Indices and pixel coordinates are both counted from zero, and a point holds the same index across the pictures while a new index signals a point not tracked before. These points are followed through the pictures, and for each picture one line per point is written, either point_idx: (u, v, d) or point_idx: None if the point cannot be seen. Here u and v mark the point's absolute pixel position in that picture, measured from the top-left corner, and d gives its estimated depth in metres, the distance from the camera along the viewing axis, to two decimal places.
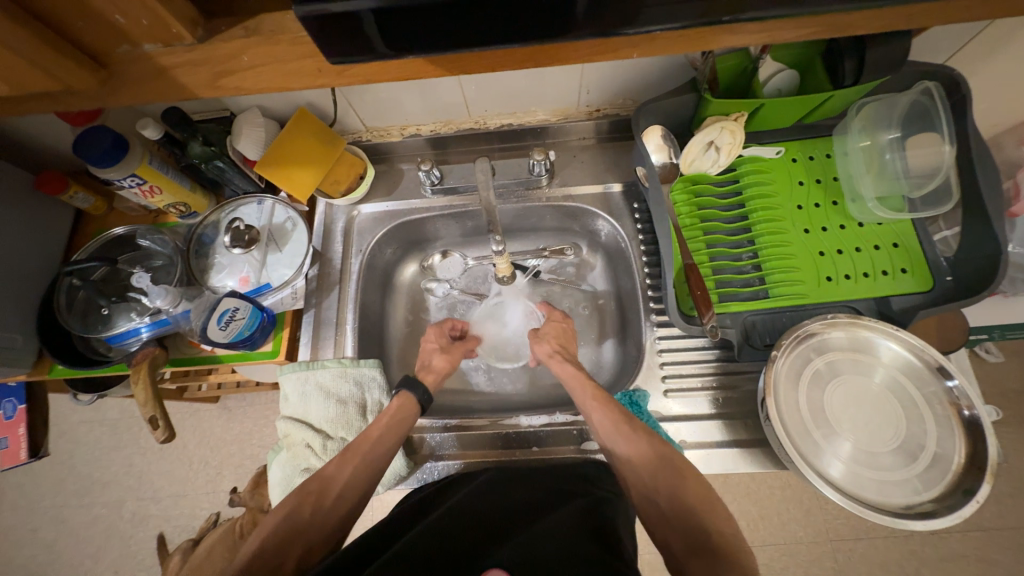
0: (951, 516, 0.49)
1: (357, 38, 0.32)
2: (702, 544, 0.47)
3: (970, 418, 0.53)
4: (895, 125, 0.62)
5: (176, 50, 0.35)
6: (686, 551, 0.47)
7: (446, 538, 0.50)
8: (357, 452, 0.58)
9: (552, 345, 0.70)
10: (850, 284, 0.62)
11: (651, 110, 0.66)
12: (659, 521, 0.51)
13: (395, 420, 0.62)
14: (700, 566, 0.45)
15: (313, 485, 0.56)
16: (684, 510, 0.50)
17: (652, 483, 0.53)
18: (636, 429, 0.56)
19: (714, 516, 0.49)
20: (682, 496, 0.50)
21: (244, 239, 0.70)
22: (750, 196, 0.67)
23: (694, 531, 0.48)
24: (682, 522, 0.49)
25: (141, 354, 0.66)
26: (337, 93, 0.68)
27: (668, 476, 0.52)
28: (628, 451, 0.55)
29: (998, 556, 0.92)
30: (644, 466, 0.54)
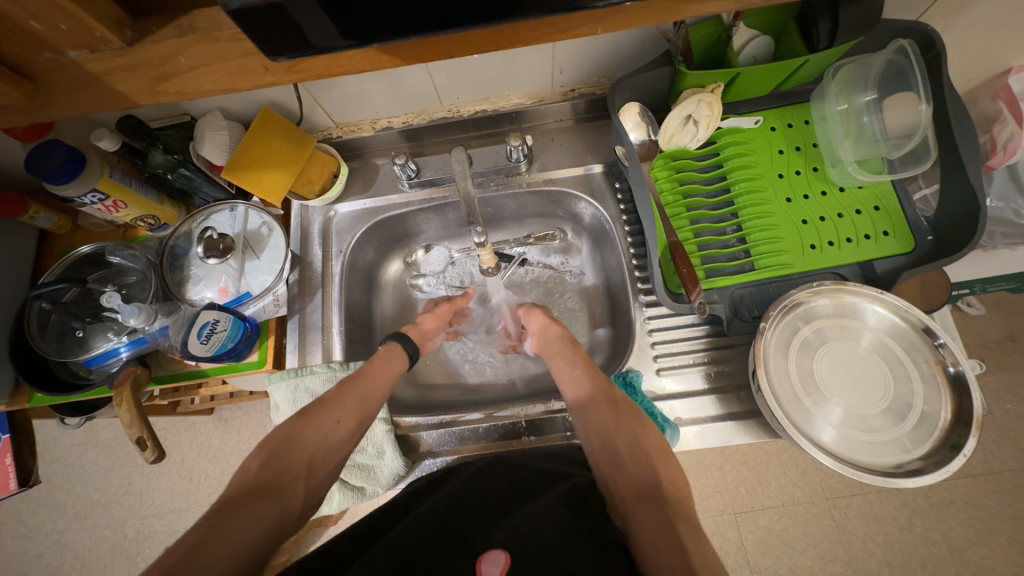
0: (940, 471, 0.50)
1: (297, 31, 0.31)
2: (653, 490, 0.49)
3: (955, 374, 0.54)
4: (871, 87, 0.62)
5: (104, 55, 0.35)
6: (635, 498, 0.49)
7: (401, 551, 0.46)
8: (356, 383, 0.60)
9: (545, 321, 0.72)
10: (834, 251, 0.62)
11: (626, 87, 0.64)
12: (613, 468, 0.53)
13: (385, 361, 0.64)
14: (651, 508, 0.47)
15: (309, 411, 0.55)
16: (643, 457, 0.52)
17: (614, 428, 0.56)
18: (598, 390, 0.60)
19: (669, 469, 0.52)
20: (641, 446, 0.53)
21: (219, 247, 0.67)
22: (731, 168, 0.66)
23: (647, 477, 0.50)
24: (637, 471, 0.51)
25: (122, 374, 0.64)
26: (301, 89, 0.66)
27: (630, 425, 0.56)
28: (594, 403, 0.58)
29: (986, 500, 0.95)
30: (608, 412, 0.57)
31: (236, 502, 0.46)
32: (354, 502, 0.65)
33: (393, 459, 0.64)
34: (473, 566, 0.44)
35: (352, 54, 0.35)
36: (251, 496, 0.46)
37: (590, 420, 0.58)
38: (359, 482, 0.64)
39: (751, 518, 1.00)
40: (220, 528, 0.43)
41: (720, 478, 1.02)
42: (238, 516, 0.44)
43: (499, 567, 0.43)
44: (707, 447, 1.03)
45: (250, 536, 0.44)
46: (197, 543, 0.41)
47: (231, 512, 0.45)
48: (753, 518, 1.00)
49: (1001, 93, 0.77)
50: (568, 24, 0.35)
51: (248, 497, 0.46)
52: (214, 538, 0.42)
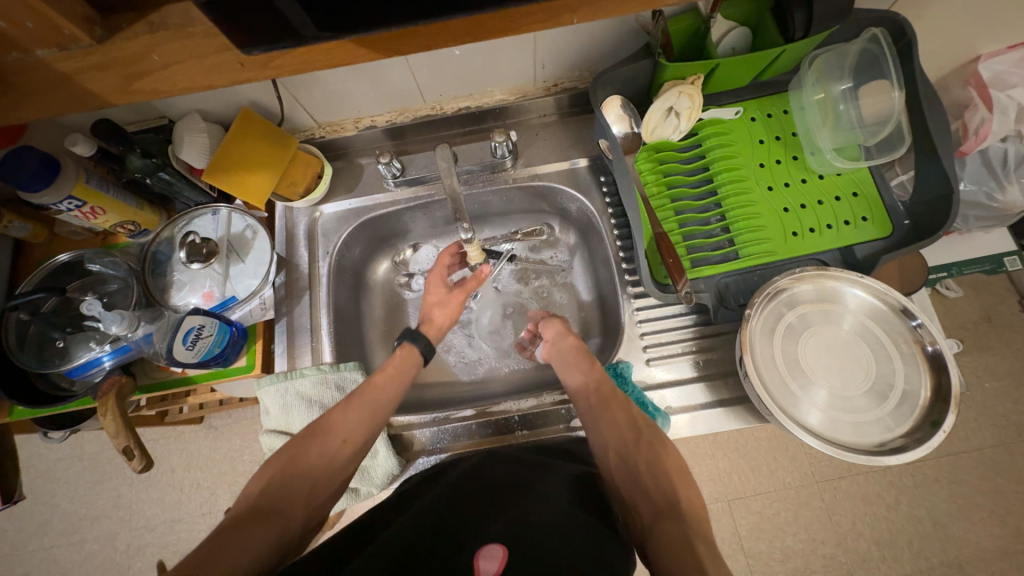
0: (922, 447, 0.52)
1: (270, 24, 0.30)
2: (672, 507, 0.48)
3: (934, 353, 0.55)
4: (846, 76, 0.63)
5: (74, 54, 0.34)
6: (653, 514, 0.48)
7: (403, 543, 0.46)
8: (367, 401, 0.58)
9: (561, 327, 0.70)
10: (815, 238, 0.63)
11: (608, 80, 0.65)
12: (631, 484, 0.52)
13: (400, 370, 0.63)
14: (670, 526, 0.46)
15: (313, 434, 0.55)
16: (660, 472, 0.52)
17: (632, 445, 0.55)
18: (615, 402, 0.59)
19: (687, 486, 0.51)
20: (658, 462, 0.53)
21: (202, 252, 0.66)
22: (714, 159, 0.67)
23: (666, 495, 0.50)
24: (656, 488, 0.50)
25: (107, 384, 0.64)
26: (280, 89, 0.65)
27: (650, 443, 0.54)
28: (612, 417, 0.57)
29: (967, 476, 0.98)
30: (626, 429, 0.56)
31: (237, 526, 0.47)
32: (348, 503, 0.64)
33: (387, 458, 0.63)
34: (472, 563, 0.44)
35: (329, 48, 0.35)
36: (253, 521, 0.47)
37: (606, 433, 0.57)
38: (353, 483, 0.64)
39: (743, 503, 1.02)
40: (221, 549, 0.44)
41: (713, 466, 1.04)
42: (235, 541, 0.45)
43: (496, 562, 0.44)
44: (699, 436, 1.05)
45: (248, 558, 0.44)
46: (195, 569, 0.42)
47: (231, 537, 0.45)
48: (745, 504, 1.01)
49: (971, 80, 0.79)
50: (545, 15, 0.35)
51: (248, 521, 0.47)
52: (213, 558, 0.42)
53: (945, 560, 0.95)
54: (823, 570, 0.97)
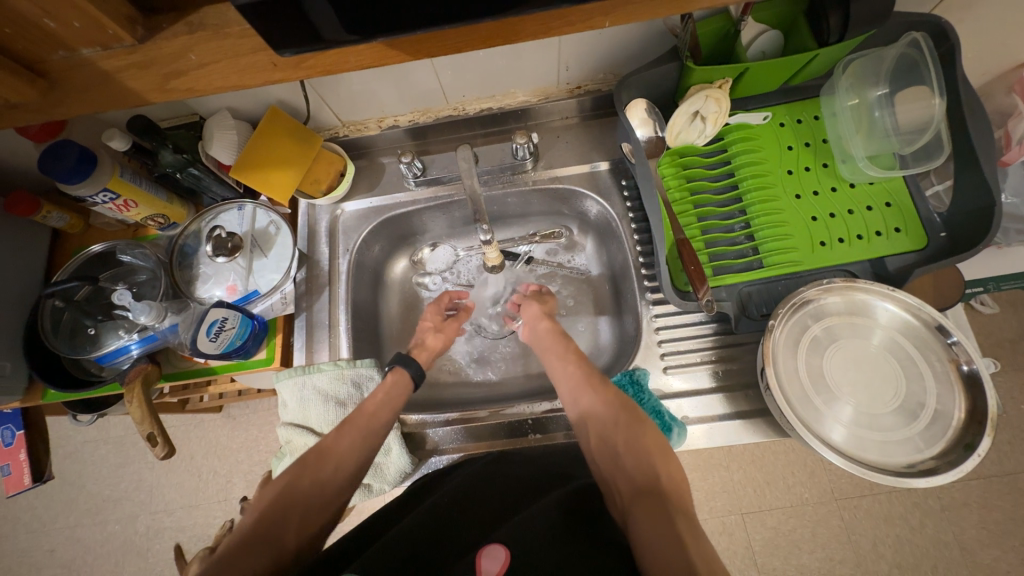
0: (954, 471, 0.49)
1: (304, 27, 0.31)
2: (652, 485, 0.49)
3: (969, 372, 0.53)
4: (882, 81, 0.61)
5: (116, 53, 0.35)
6: (634, 493, 0.49)
7: (405, 546, 0.46)
8: (356, 425, 0.57)
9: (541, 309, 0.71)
10: (844, 248, 0.61)
11: (633, 83, 0.64)
12: (612, 463, 0.53)
13: (391, 394, 0.61)
14: (648, 503, 0.47)
15: (305, 463, 0.53)
16: (642, 453, 0.51)
17: (614, 426, 0.54)
18: (595, 386, 0.59)
19: (666, 460, 0.51)
20: (638, 440, 0.52)
21: (228, 246, 0.69)
22: (739, 165, 0.66)
23: (647, 474, 0.50)
24: (636, 466, 0.51)
25: (134, 371, 0.65)
26: (308, 88, 0.66)
27: (629, 423, 0.54)
28: (596, 401, 0.57)
29: (998, 501, 0.94)
30: (608, 409, 0.56)
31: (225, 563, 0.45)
32: (360, 499, 0.65)
33: (399, 456, 0.64)
34: (473, 560, 0.44)
35: (358, 50, 0.36)
36: (245, 555, 0.46)
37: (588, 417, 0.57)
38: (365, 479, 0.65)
39: (758, 518, 0.99)
40: None
41: (727, 478, 1.02)
42: None
43: (498, 564, 0.43)
44: (714, 446, 1.03)
45: None
46: None
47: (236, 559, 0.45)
48: (760, 519, 0.99)
49: (1016, 87, 0.75)
50: (572, 19, 0.35)
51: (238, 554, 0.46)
52: None
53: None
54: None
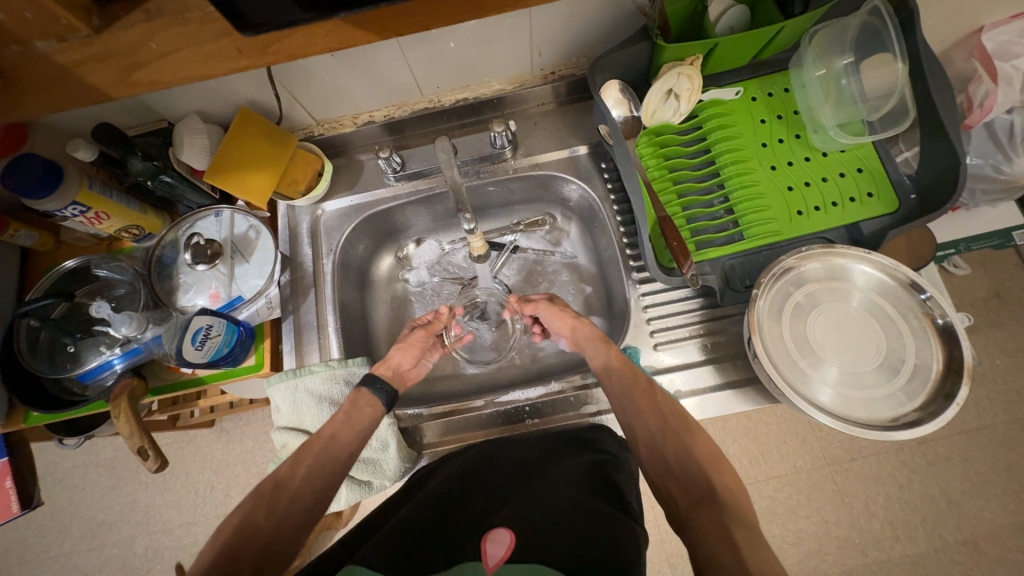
0: (936, 421, 0.51)
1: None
2: (706, 494, 0.48)
3: (944, 325, 0.55)
4: (848, 50, 0.62)
5: (72, 45, 0.35)
6: (691, 503, 0.48)
7: (405, 533, 0.49)
8: (312, 448, 0.55)
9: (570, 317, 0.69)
10: (820, 216, 0.63)
11: (605, 65, 0.64)
12: (661, 470, 0.52)
13: (354, 409, 0.60)
14: (706, 514, 0.46)
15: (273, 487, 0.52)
16: (692, 466, 0.50)
17: (661, 438, 0.53)
18: (637, 391, 0.57)
19: (722, 473, 0.50)
20: (689, 450, 0.51)
21: (207, 253, 0.67)
22: (715, 140, 0.67)
23: (703, 484, 0.48)
24: (690, 476, 0.50)
25: (118, 387, 0.64)
26: (279, 88, 0.65)
27: (677, 433, 0.53)
28: (637, 409, 0.56)
29: (980, 454, 0.98)
30: (653, 420, 0.55)
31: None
32: (361, 496, 0.64)
33: (398, 451, 0.63)
34: (479, 547, 0.47)
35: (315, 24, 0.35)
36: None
37: (634, 428, 0.56)
38: (365, 476, 0.64)
39: (755, 488, 1.02)
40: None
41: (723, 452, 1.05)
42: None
43: (503, 545, 0.46)
44: (708, 422, 1.05)
45: None
46: None
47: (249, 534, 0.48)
48: (757, 489, 1.02)
49: (976, 52, 0.78)
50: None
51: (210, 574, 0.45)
52: None
53: (960, 539, 0.95)
54: (837, 552, 0.97)
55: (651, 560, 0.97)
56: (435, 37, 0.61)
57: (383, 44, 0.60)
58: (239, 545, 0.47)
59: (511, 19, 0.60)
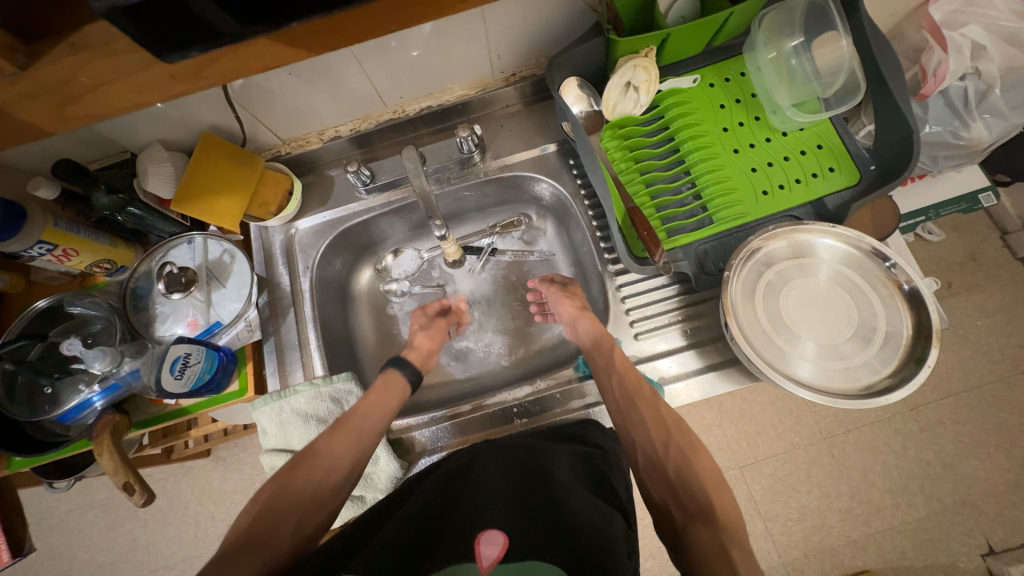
0: (909, 385, 0.52)
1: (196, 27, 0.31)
2: (705, 513, 0.48)
3: (910, 291, 0.57)
4: (797, 31, 0.64)
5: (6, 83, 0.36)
6: (687, 518, 0.48)
7: (395, 536, 0.48)
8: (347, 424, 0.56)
9: (576, 304, 0.69)
10: (785, 194, 0.64)
11: (561, 63, 0.64)
12: (658, 481, 0.52)
13: (385, 395, 0.61)
14: (704, 530, 0.46)
15: (299, 463, 0.52)
16: (692, 484, 0.50)
17: (662, 452, 0.53)
18: (642, 400, 0.57)
19: (722, 494, 0.50)
20: (691, 469, 0.51)
21: (181, 282, 0.67)
22: (677, 129, 0.67)
23: (701, 502, 0.49)
24: (688, 493, 0.49)
25: (100, 424, 0.63)
26: (239, 110, 0.65)
27: (680, 446, 0.53)
28: (640, 418, 0.55)
29: (970, 415, 1.00)
30: (655, 428, 0.54)
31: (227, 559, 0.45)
32: (355, 511, 0.64)
33: (388, 461, 0.63)
34: (473, 548, 0.46)
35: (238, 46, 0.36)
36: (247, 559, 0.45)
37: (634, 433, 0.55)
38: (358, 491, 0.64)
39: (755, 468, 1.03)
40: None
41: (721, 435, 1.06)
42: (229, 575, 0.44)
43: (497, 547, 0.46)
44: (704, 407, 1.07)
45: None
46: None
47: None
48: (757, 469, 1.03)
49: (924, 24, 0.81)
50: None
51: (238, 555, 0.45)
52: None
53: (959, 500, 0.96)
54: (840, 525, 0.99)
55: (659, 548, 0.97)
56: (391, 48, 0.61)
57: (340, 58, 0.60)
58: (263, 530, 0.47)
59: (464, 25, 0.60)
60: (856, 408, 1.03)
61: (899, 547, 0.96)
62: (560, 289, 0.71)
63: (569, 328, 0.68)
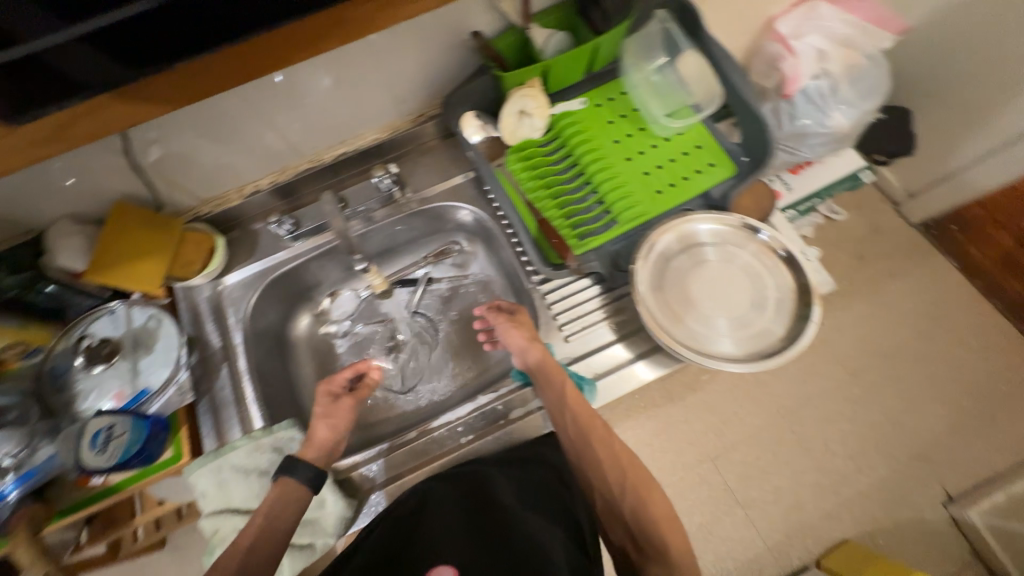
0: (802, 338, 0.59)
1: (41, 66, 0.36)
2: (658, 550, 0.55)
3: (786, 256, 0.65)
4: (659, 52, 0.73)
5: None
6: (644, 558, 0.55)
7: None
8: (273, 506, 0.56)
9: (528, 333, 0.67)
10: (675, 191, 0.71)
11: (456, 103, 0.72)
12: (617, 521, 0.58)
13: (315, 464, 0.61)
14: (657, 570, 0.54)
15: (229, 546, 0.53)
16: (649, 526, 0.56)
17: (620, 494, 0.58)
18: (597, 438, 0.60)
19: (673, 530, 0.56)
20: (645, 510, 0.57)
21: (102, 354, 0.65)
22: (574, 146, 0.74)
23: (655, 540, 0.55)
24: (643, 532, 0.56)
25: (17, 517, 0.58)
26: (147, 172, 0.67)
27: (635, 485, 0.58)
28: (596, 458, 0.59)
29: (908, 372, 1.05)
30: (613, 472, 0.59)
31: None
32: (304, 561, 0.62)
33: (334, 502, 0.62)
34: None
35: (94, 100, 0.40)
36: None
37: (594, 475, 0.59)
38: (306, 539, 0.62)
39: (726, 458, 1.01)
40: None
41: (689, 430, 1.03)
42: None
43: None
44: (670, 406, 1.04)
45: None
46: None
47: None
48: (727, 457, 1.01)
49: None
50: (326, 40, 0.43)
51: None
52: None
53: (914, 454, 1.00)
54: (815, 500, 0.98)
55: None
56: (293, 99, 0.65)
57: (246, 114, 0.64)
58: None
59: (358, 73, 0.66)
60: (807, 383, 1.06)
61: (873, 513, 0.97)
62: (509, 317, 0.69)
63: (519, 358, 0.66)
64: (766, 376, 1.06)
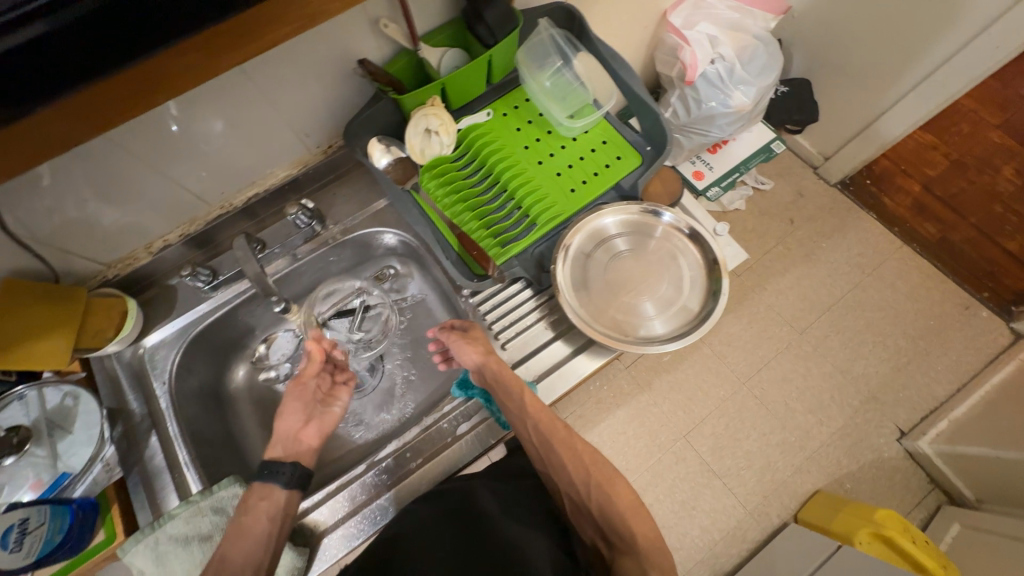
0: (715, 307, 0.65)
1: None
2: (627, 543, 0.56)
3: (690, 232, 0.70)
4: (554, 55, 0.75)
5: None
6: (616, 554, 0.56)
7: None
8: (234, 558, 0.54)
9: (482, 347, 0.66)
10: (587, 187, 0.74)
11: (359, 130, 0.71)
12: (586, 520, 0.59)
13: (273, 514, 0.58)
14: (631, 562, 0.54)
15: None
16: (614, 516, 0.58)
17: (586, 493, 0.60)
18: (558, 443, 0.62)
19: (640, 522, 0.58)
20: (613, 506, 0.59)
21: (12, 444, 0.61)
22: (484, 157, 0.76)
23: (625, 533, 0.57)
24: (612, 527, 0.57)
25: None
26: (38, 248, 0.63)
27: (599, 484, 0.60)
28: (559, 459, 0.61)
29: (846, 322, 1.13)
30: (577, 475, 0.61)
31: None
32: None
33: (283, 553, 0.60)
34: None
35: None
36: None
37: (560, 478, 0.61)
38: None
39: (697, 434, 1.05)
40: None
41: (659, 413, 1.07)
42: None
43: None
44: (638, 392, 1.08)
45: None
46: None
47: None
48: (698, 433, 1.05)
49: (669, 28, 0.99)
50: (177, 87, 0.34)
51: None
52: None
53: (863, 398, 1.07)
54: (783, 457, 1.04)
55: None
56: (184, 151, 0.63)
57: (135, 171, 0.61)
58: None
59: (255, 116, 0.65)
60: (759, 348, 1.11)
61: (836, 459, 1.04)
62: (462, 334, 0.68)
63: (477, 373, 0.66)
64: (722, 349, 1.11)
